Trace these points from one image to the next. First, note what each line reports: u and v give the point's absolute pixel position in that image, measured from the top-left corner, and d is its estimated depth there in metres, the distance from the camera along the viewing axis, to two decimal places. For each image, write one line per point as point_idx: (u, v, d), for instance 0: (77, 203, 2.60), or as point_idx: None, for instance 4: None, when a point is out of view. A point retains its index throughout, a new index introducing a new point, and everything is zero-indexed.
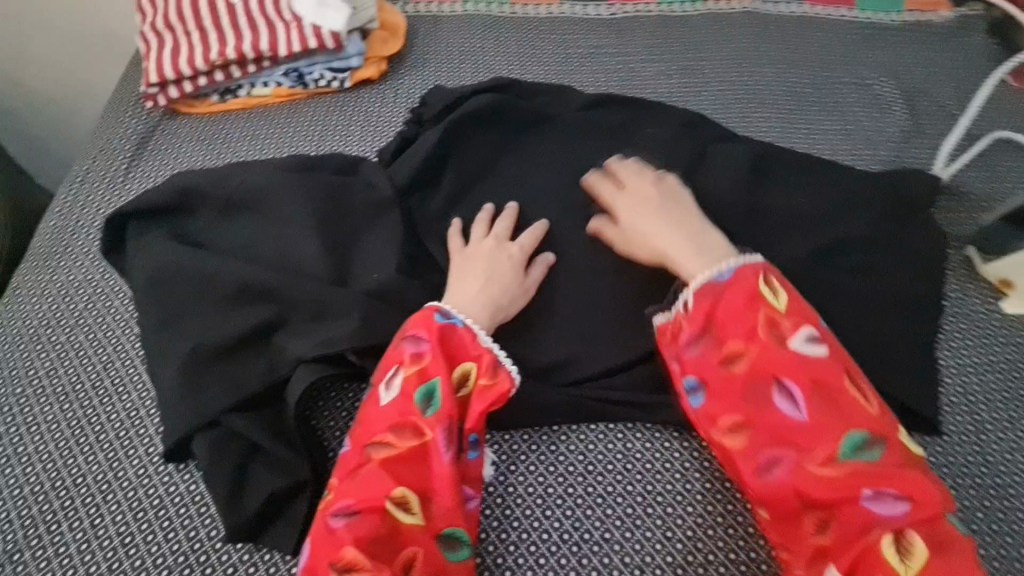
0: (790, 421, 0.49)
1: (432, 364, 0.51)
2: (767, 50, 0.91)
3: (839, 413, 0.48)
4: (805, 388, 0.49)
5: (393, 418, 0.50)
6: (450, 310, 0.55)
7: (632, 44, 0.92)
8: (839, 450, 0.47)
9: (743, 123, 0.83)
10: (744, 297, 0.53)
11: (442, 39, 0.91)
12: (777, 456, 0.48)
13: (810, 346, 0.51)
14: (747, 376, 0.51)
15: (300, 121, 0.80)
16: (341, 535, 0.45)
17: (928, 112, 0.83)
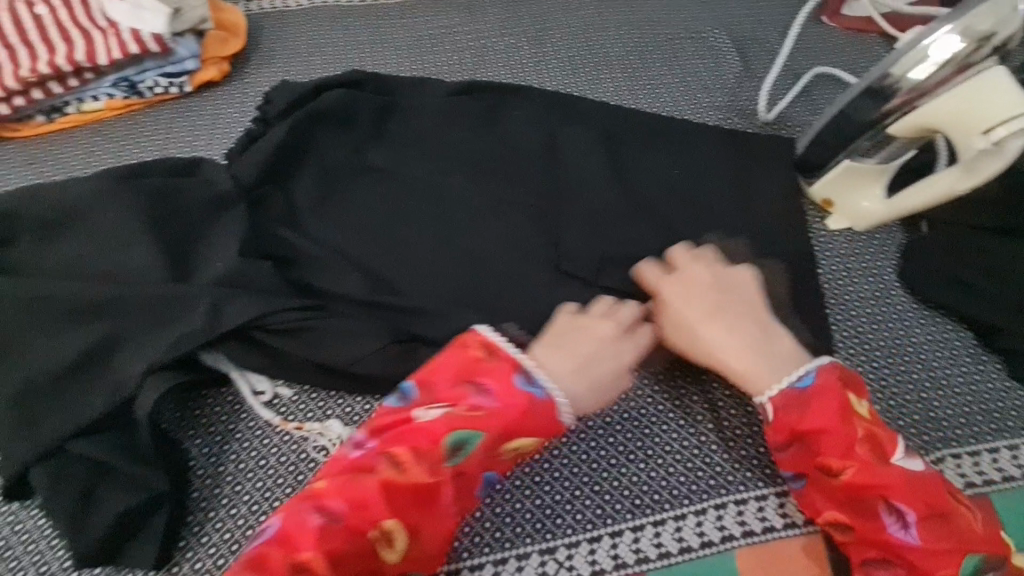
0: (901, 544, 0.50)
1: (481, 421, 0.51)
2: (611, 14, 0.95)
3: (955, 534, 0.50)
4: (921, 513, 0.50)
5: (387, 484, 0.48)
6: (531, 370, 0.54)
7: (483, 20, 0.93)
8: (904, 545, 0.50)
9: (592, 87, 0.86)
10: (834, 402, 0.53)
11: (288, 33, 0.89)
12: (882, 558, 0.51)
13: (906, 461, 0.52)
14: (869, 500, 0.51)
15: (141, 133, 0.77)
16: (319, 539, 0.46)
17: (757, 58, 0.89)
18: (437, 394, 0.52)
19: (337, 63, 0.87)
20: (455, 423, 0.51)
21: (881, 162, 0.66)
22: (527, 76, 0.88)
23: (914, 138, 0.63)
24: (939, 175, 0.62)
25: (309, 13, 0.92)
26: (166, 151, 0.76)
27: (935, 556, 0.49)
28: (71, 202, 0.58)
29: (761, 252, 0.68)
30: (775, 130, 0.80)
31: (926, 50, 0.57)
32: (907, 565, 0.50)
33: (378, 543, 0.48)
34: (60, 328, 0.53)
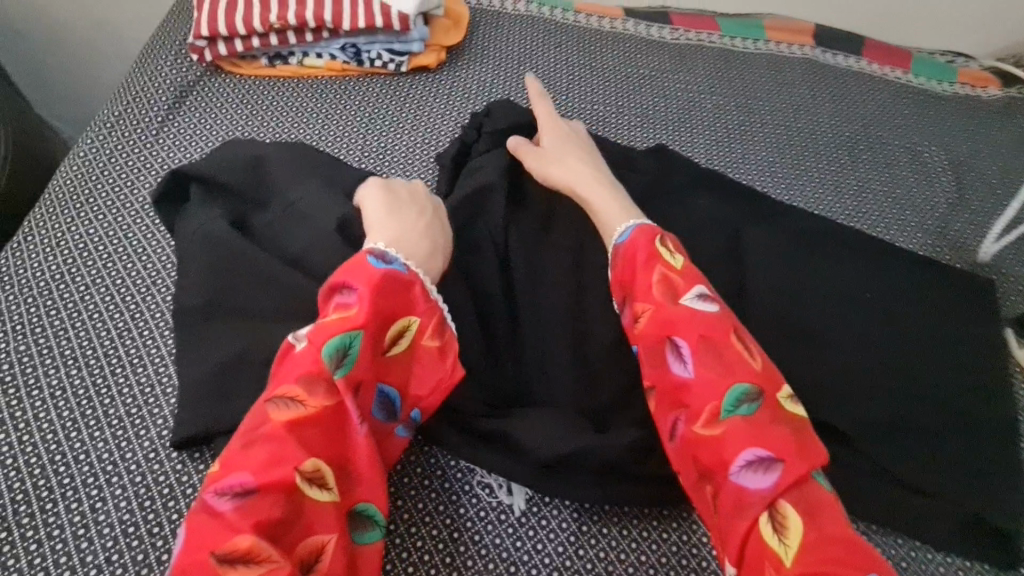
0: (677, 379, 0.48)
1: (354, 318, 0.44)
2: (822, 100, 0.91)
3: (723, 365, 0.47)
4: (692, 343, 0.48)
5: (307, 370, 0.43)
6: (386, 253, 0.49)
7: (693, 73, 0.91)
8: (718, 405, 0.45)
9: (794, 171, 0.83)
10: (643, 258, 0.53)
11: (503, 37, 0.89)
12: (675, 417, 0.48)
13: (700, 302, 0.50)
14: (651, 337, 0.50)
15: (350, 100, 0.76)
16: (231, 519, 0.37)
17: (974, 187, 0.84)
18: (337, 302, 0.46)
19: (545, 80, 0.85)
20: (325, 331, 0.43)
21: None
22: (729, 141, 0.84)
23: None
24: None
25: (526, 23, 0.92)
26: (374, 124, 0.75)
27: (711, 394, 0.46)
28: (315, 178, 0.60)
29: (969, 404, 0.62)
30: (987, 271, 0.75)
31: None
32: (691, 413, 0.46)
33: (333, 422, 0.42)
34: (275, 292, 0.53)
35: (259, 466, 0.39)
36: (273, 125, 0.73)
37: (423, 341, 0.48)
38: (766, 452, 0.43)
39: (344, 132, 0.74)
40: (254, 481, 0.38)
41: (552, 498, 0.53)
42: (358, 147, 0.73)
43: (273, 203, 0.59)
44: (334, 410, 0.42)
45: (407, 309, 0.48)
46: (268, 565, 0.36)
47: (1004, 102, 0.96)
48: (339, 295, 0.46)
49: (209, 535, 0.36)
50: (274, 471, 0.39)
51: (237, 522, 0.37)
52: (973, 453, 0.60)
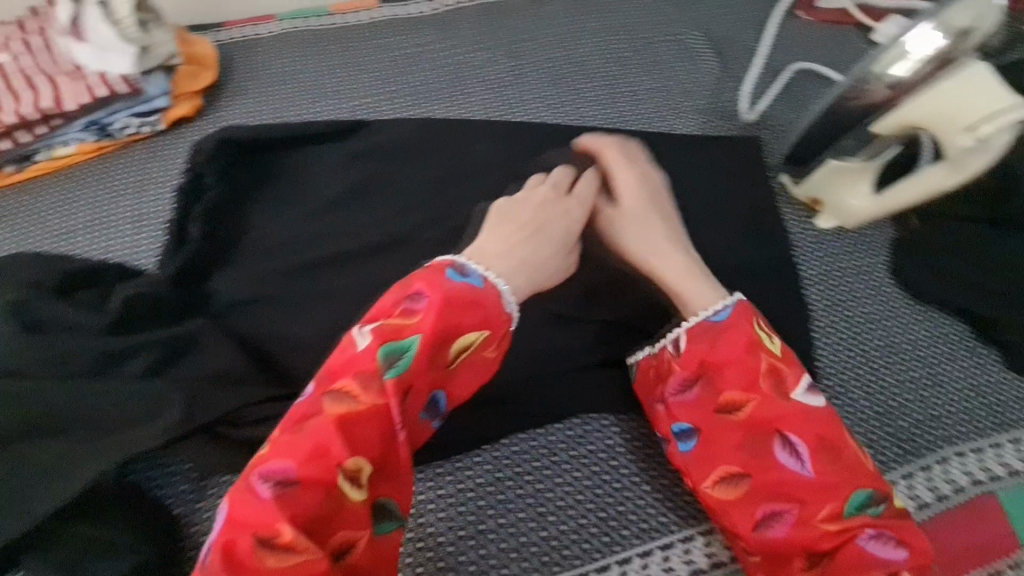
0: (801, 479, 0.50)
1: (415, 324, 0.47)
2: (586, 21, 0.94)
3: (847, 469, 0.50)
4: (814, 445, 0.50)
5: (365, 366, 0.45)
6: (465, 266, 0.52)
7: (458, 36, 0.92)
8: (843, 508, 0.49)
9: (571, 98, 0.85)
10: (742, 348, 0.53)
11: (261, 63, 0.87)
12: (778, 512, 0.50)
13: (809, 397, 0.52)
14: (745, 425, 0.52)
15: (114, 175, 0.75)
16: (269, 508, 0.41)
17: (736, 57, 0.89)
18: (410, 304, 0.48)
19: (312, 89, 0.85)
20: (383, 334, 0.47)
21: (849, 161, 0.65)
22: (505, 91, 0.86)
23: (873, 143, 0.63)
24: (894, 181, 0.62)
25: (281, 41, 0.90)
26: (142, 190, 0.74)
27: (831, 486, 0.49)
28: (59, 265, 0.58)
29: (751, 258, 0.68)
30: (758, 131, 0.80)
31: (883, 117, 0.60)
32: (756, 481, 0.51)
33: (374, 419, 0.45)
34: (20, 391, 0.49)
35: (314, 475, 0.42)
36: (42, 228, 0.71)
37: (486, 353, 0.51)
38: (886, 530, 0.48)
39: (114, 210, 0.72)
40: (295, 473, 0.42)
41: None
42: (130, 220, 0.72)
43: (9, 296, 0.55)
44: (380, 410, 0.45)
45: (479, 325, 0.50)
46: (304, 555, 0.40)
47: None
48: (408, 302, 0.49)
49: (255, 516, 0.41)
50: (310, 465, 0.43)
51: (278, 509, 0.41)
52: (762, 299, 0.65)
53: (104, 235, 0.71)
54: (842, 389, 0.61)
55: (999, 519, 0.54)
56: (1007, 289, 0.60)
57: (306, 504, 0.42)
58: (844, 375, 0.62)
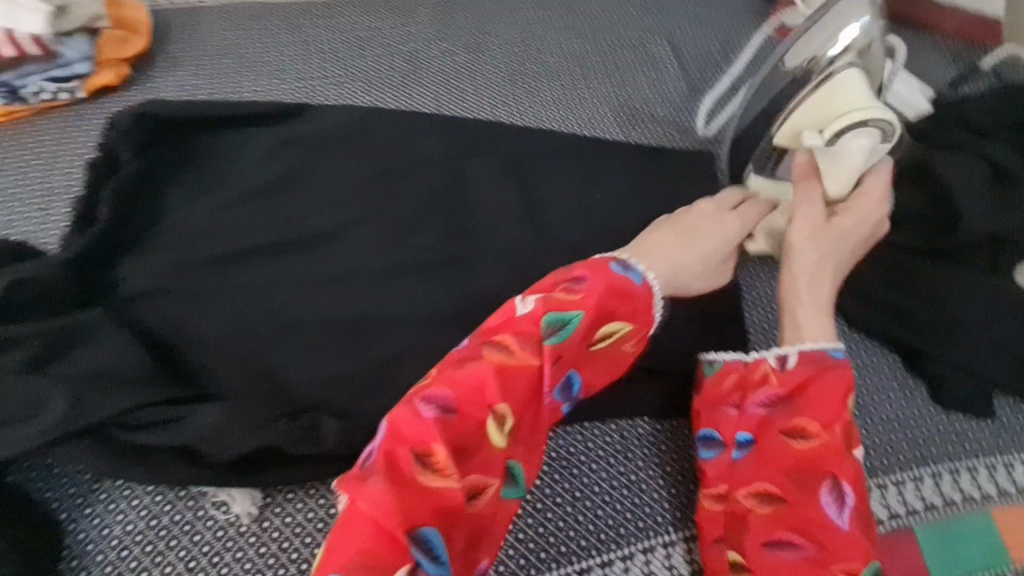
0: (831, 524, 0.48)
1: (583, 302, 0.49)
2: (552, 19, 0.91)
3: (874, 534, 0.49)
4: (858, 500, 0.49)
5: (527, 329, 0.48)
6: (628, 264, 0.53)
7: (417, 22, 0.88)
8: (861, 567, 0.47)
9: (529, 98, 0.83)
10: (833, 389, 0.51)
11: (202, 35, 0.82)
12: (794, 545, 0.49)
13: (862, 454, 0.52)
14: (807, 460, 0.50)
15: (25, 145, 0.69)
16: (432, 425, 0.43)
17: (701, 69, 0.87)
18: (569, 284, 0.50)
19: (254, 65, 0.80)
20: (551, 305, 0.49)
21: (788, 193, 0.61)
22: (461, 85, 0.83)
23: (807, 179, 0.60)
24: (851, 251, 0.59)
25: (227, 12, 0.85)
26: (52, 163, 0.68)
27: (855, 544, 0.48)
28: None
29: None
30: (712, 145, 0.79)
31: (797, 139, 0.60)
32: (787, 507, 0.50)
33: (530, 374, 0.47)
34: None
35: (477, 410, 0.44)
36: None
37: (625, 347, 0.52)
38: None
39: (22, 181, 0.66)
40: (455, 400, 0.44)
41: (295, 493, 0.52)
42: (36, 192, 0.66)
43: None
44: (531, 368, 0.47)
45: (630, 317, 0.51)
46: (450, 476, 0.42)
47: None
48: (569, 283, 0.50)
49: (411, 429, 0.42)
50: (470, 403, 0.44)
51: (442, 432, 0.43)
52: (702, 318, 0.63)
53: (7, 206, 0.65)
54: None
55: (912, 556, 0.55)
56: (936, 326, 0.60)
57: (461, 432, 0.44)
58: None
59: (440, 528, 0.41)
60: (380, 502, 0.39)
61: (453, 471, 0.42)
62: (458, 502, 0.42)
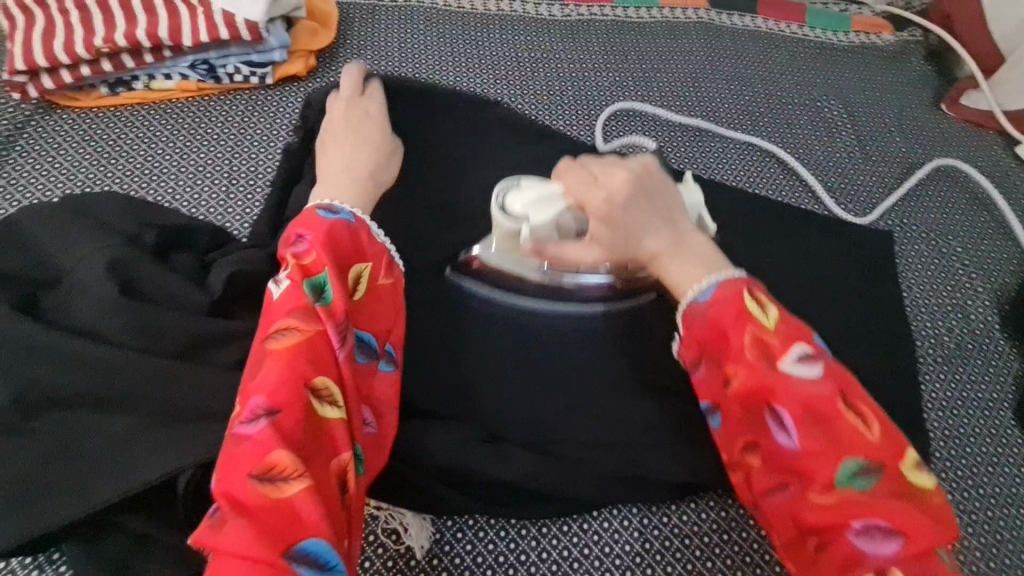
0: (784, 451, 0.40)
1: (317, 261, 0.46)
2: (721, 66, 0.89)
3: (832, 434, 0.39)
4: (795, 412, 0.40)
5: (294, 304, 0.44)
6: (334, 205, 0.51)
7: (587, 50, 0.87)
8: (835, 475, 0.39)
9: (697, 143, 0.80)
10: (731, 315, 0.43)
11: (381, 31, 0.81)
12: (785, 483, 0.41)
13: (803, 366, 0.41)
14: (739, 403, 0.42)
15: (212, 121, 0.69)
16: (263, 439, 0.38)
17: (874, 139, 0.84)
18: (294, 247, 0.47)
19: (429, 71, 0.79)
20: (306, 271, 0.46)
21: (613, 244, 0.50)
22: (629, 119, 0.81)
23: (582, 189, 0.50)
24: (677, 218, 0.51)
25: (404, 12, 0.84)
26: (238, 144, 0.68)
27: (821, 462, 0.39)
28: (161, 219, 0.53)
29: (877, 363, 0.63)
30: (890, 222, 0.76)
31: (527, 209, 0.51)
32: (803, 480, 0.40)
33: (320, 350, 0.43)
34: (101, 358, 0.44)
35: (319, 371, 0.42)
36: (123, 160, 0.65)
37: (380, 282, 0.50)
38: (887, 523, 0.37)
39: (207, 161, 0.66)
40: (275, 401, 0.40)
41: (464, 532, 0.51)
42: (221, 175, 0.65)
43: (85, 241, 0.49)
44: (321, 339, 0.43)
45: (360, 256, 0.50)
46: (301, 480, 0.38)
47: (899, 46, 0.96)
48: (295, 242, 0.48)
49: (242, 456, 0.37)
50: (282, 392, 0.40)
51: (273, 439, 0.38)
52: (886, 410, 0.60)
53: (193, 185, 0.64)
54: (965, 526, 0.57)
55: None
56: None
57: (299, 422, 0.40)
58: (966, 511, 0.58)
59: (321, 533, 0.37)
60: (236, 540, 0.35)
61: (303, 473, 0.38)
62: (320, 503, 0.38)
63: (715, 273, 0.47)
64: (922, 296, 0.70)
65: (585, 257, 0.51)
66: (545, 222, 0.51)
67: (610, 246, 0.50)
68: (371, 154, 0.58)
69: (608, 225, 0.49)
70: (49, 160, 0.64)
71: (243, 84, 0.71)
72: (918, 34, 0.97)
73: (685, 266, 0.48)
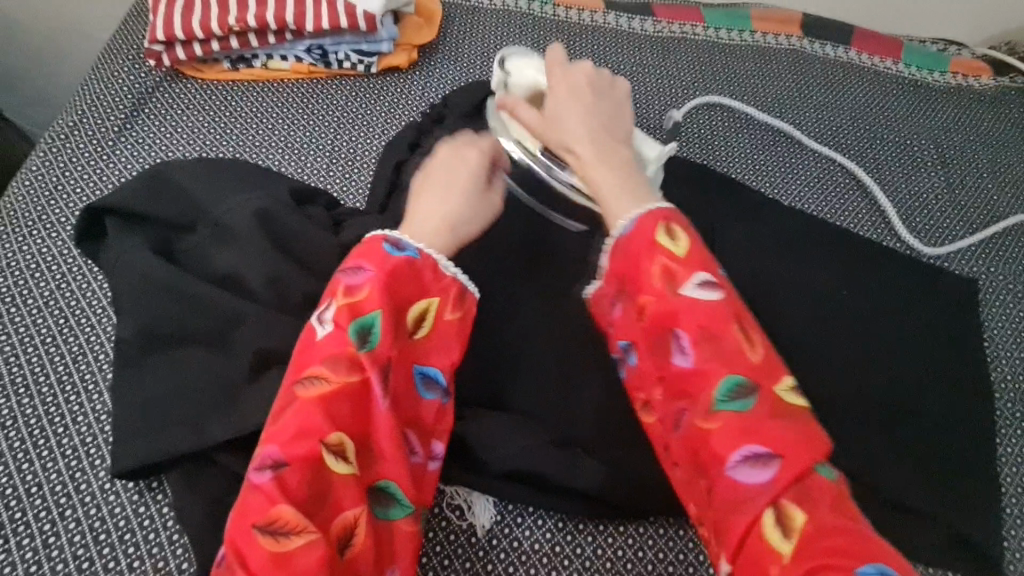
0: (676, 371, 0.43)
1: (363, 301, 0.45)
2: (809, 95, 0.89)
3: (721, 356, 0.42)
4: (691, 333, 0.43)
5: (330, 351, 0.44)
6: (400, 239, 0.48)
7: (676, 66, 0.88)
8: (713, 394, 0.42)
9: (780, 168, 0.81)
10: (645, 243, 0.46)
11: (480, 32, 0.85)
12: (676, 408, 0.43)
13: (700, 289, 0.44)
14: (646, 330, 0.45)
15: (318, 103, 0.73)
16: (268, 491, 0.40)
17: (964, 182, 0.82)
18: (349, 282, 0.46)
19: None
20: (352, 311, 0.45)
21: (546, 122, 0.55)
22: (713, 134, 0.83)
23: (572, 92, 0.55)
24: (617, 133, 0.54)
25: (503, 16, 0.88)
26: (339, 126, 0.72)
27: (710, 378, 0.42)
28: (279, 183, 0.57)
29: (949, 407, 0.62)
30: (976, 268, 0.74)
31: (513, 68, 0.62)
32: (692, 403, 0.43)
33: (352, 400, 0.43)
34: (230, 303, 0.50)
35: (344, 423, 0.43)
36: (235, 131, 0.70)
37: (444, 317, 0.48)
38: (761, 448, 0.40)
39: (313, 139, 0.70)
40: (284, 454, 0.41)
41: (524, 518, 0.52)
42: (325, 153, 0.69)
43: (210, 202, 0.53)
44: (355, 389, 0.44)
45: (424, 293, 0.48)
46: (303, 536, 0.39)
47: (999, 91, 0.93)
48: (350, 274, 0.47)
49: (250, 507, 0.40)
50: (301, 443, 0.41)
51: (278, 493, 0.40)
52: (956, 456, 0.59)
53: (298, 160, 0.69)
54: None
55: None
56: None
57: (306, 482, 0.41)
58: None
59: None
60: None
61: (304, 530, 0.39)
62: (321, 559, 0.39)
63: (639, 207, 0.48)
64: (1004, 345, 0.68)
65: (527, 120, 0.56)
66: (522, 87, 0.61)
67: (542, 119, 0.55)
68: (458, 201, 0.53)
69: (554, 98, 0.55)
70: (171, 124, 0.70)
71: (350, 70, 0.75)
72: (1020, 81, 0.94)
73: (601, 170, 0.51)
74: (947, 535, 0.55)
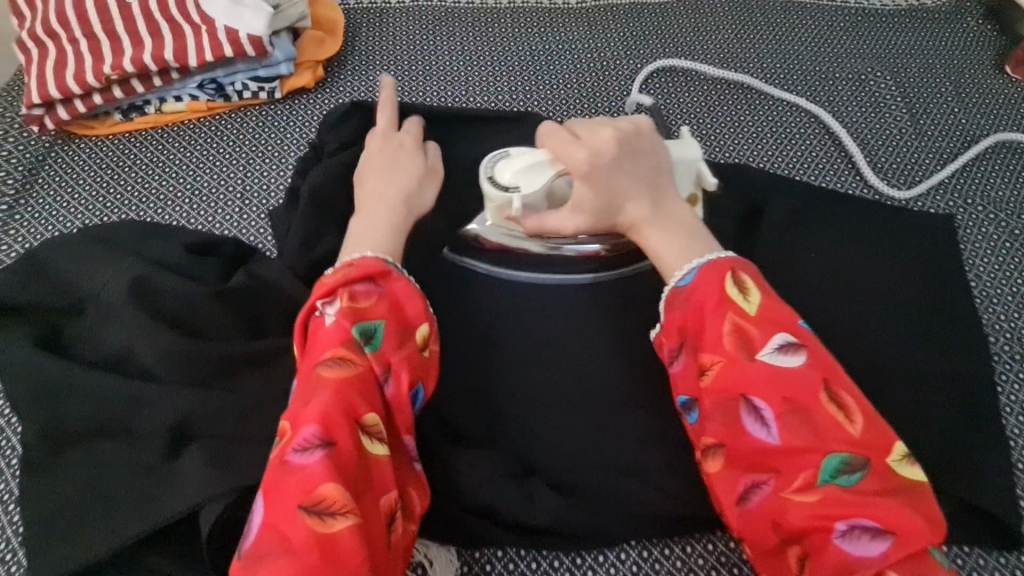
0: (762, 446, 0.40)
1: (373, 309, 0.43)
2: (752, 44, 0.83)
3: (813, 428, 0.39)
4: (773, 405, 0.40)
5: (342, 337, 0.41)
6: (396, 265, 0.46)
7: (605, 35, 0.82)
8: (813, 473, 0.38)
9: (729, 128, 0.75)
10: (716, 299, 0.43)
11: (389, 35, 0.79)
12: (755, 479, 0.40)
13: (783, 356, 0.41)
14: (722, 394, 0.41)
15: (221, 140, 0.68)
16: (309, 467, 0.36)
17: (929, 111, 0.76)
18: (355, 291, 0.44)
19: (438, 70, 0.76)
20: (360, 314, 0.43)
21: (601, 208, 0.49)
22: (674, 110, 0.76)
23: (615, 163, 0.49)
24: (663, 189, 0.50)
25: (413, 13, 0.82)
26: (246, 161, 0.67)
27: (803, 449, 0.39)
28: (171, 243, 0.52)
29: (944, 361, 0.57)
30: (954, 203, 0.68)
31: (515, 179, 0.50)
32: (780, 476, 0.39)
33: (371, 389, 0.41)
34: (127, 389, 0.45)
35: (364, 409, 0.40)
36: (135, 185, 0.65)
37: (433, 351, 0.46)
38: (872, 521, 0.37)
39: (220, 181, 0.65)
40: (322, 432, 0.37)
41: (494, 563, 0.48)
42: (233, 194, 0.64)
43: (93, 278, 0.49)
44: (371, 379, 0.41)
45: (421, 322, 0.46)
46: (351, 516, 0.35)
47: (953, 5, 0.87)
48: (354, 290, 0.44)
49: (288, 489, 0.36)
50: (337, 428, 0.38)
51: (326, 470, 0.36)
52: (958, 415, 0.54)
53: (206, 207, 0.64)
54: None
55: None
56: None
57: (346, 457, 0.37)
58: None
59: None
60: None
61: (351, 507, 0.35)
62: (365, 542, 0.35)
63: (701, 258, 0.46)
64: (991, 282, 0.63)
65: (569, 226, 0.50)
66: (535, 192, 0.50)
67: (590, 214, 0.49)
68: (405, 176, 0.54)
69: (593, 185, 0.48)
70: (65, 190, 0.65)
71: (252, 100, 0.70)
72: None
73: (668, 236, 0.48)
74: (958, 502, 0.51)
